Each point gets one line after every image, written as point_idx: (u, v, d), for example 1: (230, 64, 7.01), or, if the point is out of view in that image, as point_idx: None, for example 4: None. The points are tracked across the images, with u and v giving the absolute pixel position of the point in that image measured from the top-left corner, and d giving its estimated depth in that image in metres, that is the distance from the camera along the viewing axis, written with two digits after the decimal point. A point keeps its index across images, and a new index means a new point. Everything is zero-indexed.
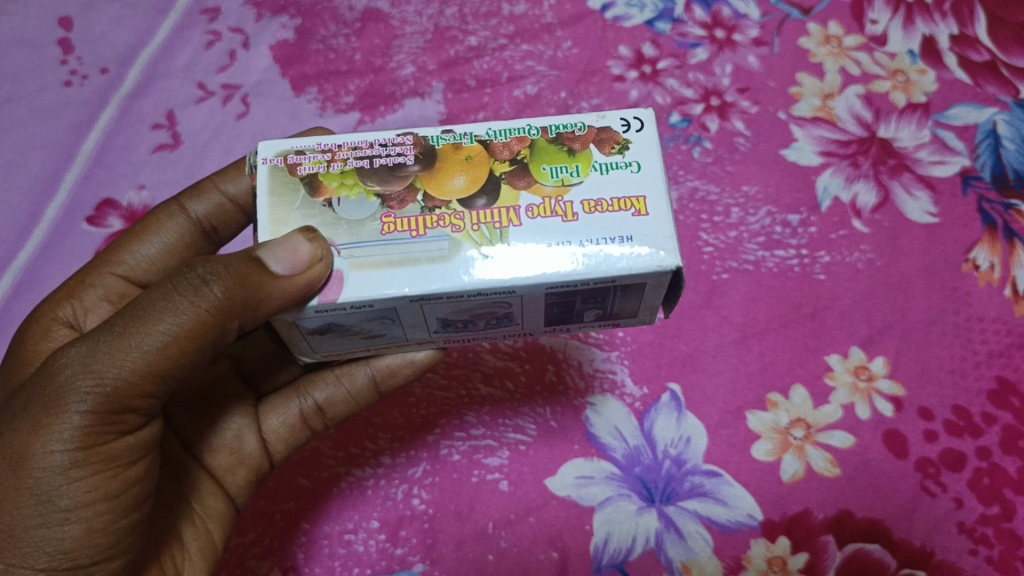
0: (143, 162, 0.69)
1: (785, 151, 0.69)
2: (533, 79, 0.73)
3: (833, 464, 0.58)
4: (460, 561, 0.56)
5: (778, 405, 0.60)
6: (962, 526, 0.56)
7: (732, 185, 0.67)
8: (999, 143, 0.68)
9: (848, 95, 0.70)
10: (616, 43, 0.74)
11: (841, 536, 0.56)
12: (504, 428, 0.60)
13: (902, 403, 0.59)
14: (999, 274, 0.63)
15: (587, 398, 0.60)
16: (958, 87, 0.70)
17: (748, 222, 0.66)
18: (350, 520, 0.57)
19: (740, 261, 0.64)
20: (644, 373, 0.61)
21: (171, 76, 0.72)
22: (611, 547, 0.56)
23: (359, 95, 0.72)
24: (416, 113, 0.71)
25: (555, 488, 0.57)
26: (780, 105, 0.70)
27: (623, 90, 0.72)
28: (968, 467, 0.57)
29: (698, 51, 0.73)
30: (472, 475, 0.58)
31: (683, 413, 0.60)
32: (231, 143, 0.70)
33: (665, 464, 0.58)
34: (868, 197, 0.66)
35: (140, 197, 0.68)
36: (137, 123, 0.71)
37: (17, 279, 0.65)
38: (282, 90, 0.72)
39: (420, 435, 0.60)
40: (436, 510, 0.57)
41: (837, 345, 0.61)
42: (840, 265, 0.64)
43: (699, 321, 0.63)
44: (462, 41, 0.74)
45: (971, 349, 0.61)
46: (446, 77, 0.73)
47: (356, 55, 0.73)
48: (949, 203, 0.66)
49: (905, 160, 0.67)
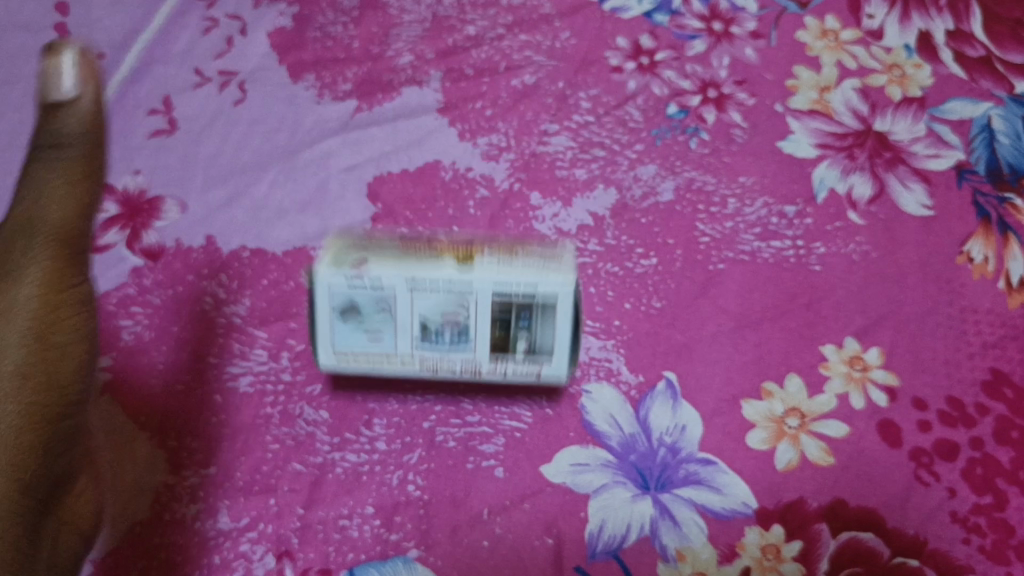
0: (139, 147, 0.69)
1: (781, 143, 0.69)
2: (531, 68, 0.72)
3: (828, 454, 0.58)
4: (455, 547, 0.56)
5: (773, 394, 0.60)
6: (955, 516, 0.56)
7: (729, 175, 0.68)
8: (993, 137, 0.68)
9: (845, 88, 0.71)
10: (614, 34, 0.74)
11: (834, 524, 0.56)
12: (500, 415, 0.59)
13: (896, 394, 0.60)
14: (992, 267, 0.64)
15: (582, 385, 0.60)
16: (953, 81, 0.71)
17: (744, 213, 0.66)
18: (345, 505, 0.57)
19: (736, 251, 0.64)
20: (640, 361, 0.61)
21: (168, 62, 0.72)
22: (605, 534, 0.56)
23: (356, 83, 0.71)
24: (414, 101, 0.71)
25: (550, 475, 0.57)
26: (777, 97, 0.71)
27: (620, 81, 0.72)
28: (961, 457, 0.58)
29: (696, 42, 0.73)
30: (468, 461, 0.58)
31: (678, 401, 0.60)
32: (229, 129, 0.70)
33: (660, 452, 0.58)
34: (863, 190, 0.66)
35: (136, 182, 0.67)
36: (134, 108, 0.70)
37: None
38: (280, 76, 0.72)
39: (415, 423, 0.59)
40: (430, 496, 0.57)
41: (832, 335, 0.62)
42: (835, 256, 0.64)
43: (695, 310, 0.63)
44: (461, 30, 0.74)
45: (965, 340, 0.61)
46: (443, 66, 0.72)
47: (354, 43, 0.73)
48: (944, 196, 0.66)
49: (900, 153, 0.68)
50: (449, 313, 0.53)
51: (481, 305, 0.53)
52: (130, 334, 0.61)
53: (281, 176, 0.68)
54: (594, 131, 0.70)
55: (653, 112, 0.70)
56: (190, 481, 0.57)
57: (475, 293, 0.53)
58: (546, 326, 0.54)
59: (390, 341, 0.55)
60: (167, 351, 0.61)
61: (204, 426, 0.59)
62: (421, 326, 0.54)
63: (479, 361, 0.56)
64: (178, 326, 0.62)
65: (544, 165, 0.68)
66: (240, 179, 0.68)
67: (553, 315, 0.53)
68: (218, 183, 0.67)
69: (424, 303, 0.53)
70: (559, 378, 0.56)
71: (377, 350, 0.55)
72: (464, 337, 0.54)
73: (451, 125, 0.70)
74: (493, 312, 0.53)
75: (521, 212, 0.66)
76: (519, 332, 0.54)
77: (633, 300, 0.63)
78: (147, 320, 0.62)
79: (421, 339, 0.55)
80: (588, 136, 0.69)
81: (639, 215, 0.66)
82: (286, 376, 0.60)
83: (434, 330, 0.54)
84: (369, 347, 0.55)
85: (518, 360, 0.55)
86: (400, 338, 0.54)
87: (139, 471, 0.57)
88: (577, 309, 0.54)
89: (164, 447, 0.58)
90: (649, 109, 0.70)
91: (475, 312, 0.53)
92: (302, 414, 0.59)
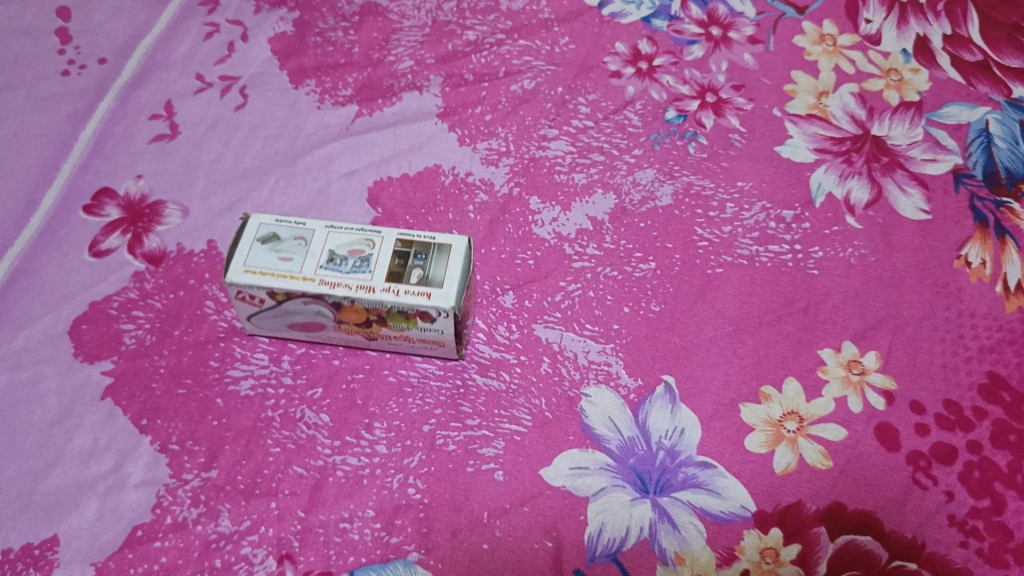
0: (141, 152, 0.69)
1: (779, 148, 0.69)
2: (530, 74, 0.73)
3: (826, 457, 0.58)
4: (455, 551, 0.56)
5: (772, 397, 0.60)
6: (953, 519, 0.56)
7: (727, 180, 0.68)
8: (991, 142, 0.69)
9: (842, 93, 0.72)
10: (613, 39, 0.75)
11: (832, 527, 0.56)
12: (500, 419, 0.59)
13: (893, 397, 0.60)
14: (990, 270, 0.64)
15: (581, 389, 0.60)
16: (951, 87, 0.72)
17: (743, 218, 0.66)
18: (346, 509, 0.57)
19: (734, 255, 0.65)
20: (639, 365, 0.61)
21: (169, 67, 0.73)
22: (604, 537, 0.56)
23: (357, 88, 0.72)
24: (414, 106, 0.71)
25: (550, 479, 0.58)
26: (774, 102, 0.71)
27: (619, 86, 0.72)
28: (959, 460, 0.58)
29: (694, 48, 0.74)
30: (468, 465, 0.58)
31: (677, 405, 0.60)
32: (230, 133, 0.70)
33: (659, 455, 0.58)
34: (861, 194, 0.67)
35: (137, 186, 0.68)
36: (136, 113, 0.71)
37: (13, 266, 0.64)
38: (281, 81, 0.72)
39: (415, 426, 0.59)
40: (430, 499, 0.57)
41: (830, 339, 0.62)
42: (833, 260, 0.65)
43: (693, 313, 0.63)
44: (460, 36, 0.75)
45: (962, 344, 0.62)
46: (443, 71, 0.73)
47: (354, 48, 0.74)
48: (941, 200, 0.67)
49: (897, 158, 0.68)
50: (354, 246, 0.56)
51: (385, 243, 0.57)
52: (132, 338, 0.62)
53: (282, 181, 0.68)
54: (593, 135, 0.70)
55: (652, 117, 0.71)
56: (191, 485, 0.57)
57: (382, 236, 0.57)
58: (439, 262, 0.55)
59: (294, 263, 0.55)
60: (169, 355, 0.61)
61: (205, 429, 0.59)
62: (328, 254, 0.56)
63: (373, 287, 0.55)
64: (179, 329, 0.62)
65: (543, 169, 0.68)
66: (241, 184, 0.68)
67: (448, 255, 0.56)
68: (220, 188, 0.68)
69: (339, 239, 0.57)
70: (446, 304, 0.53)
71: (281, 269, 0.55)
72: (365, 265, 0.56)
73: (451, 130, 0.70)
74: (393, 248, 0.56)
75: (520, 217, 0.67)
76: (414, 265, 0.55)
77: (632, 304, 0.63)
78: (149, 324, 0.62)
79: (326, 264, 0.56)
80: (587, 140, 0.70)
81: (638, 220, 0.66)
82: (288, 380, 0.61)
83: (338, 258, 0.56)
84: (282, 266, 0.55)
85: (410, 286, 0.54)
86: (308, 261, 0.56)
87: (141, 475, 0.57)
88: (470, 253, 0.56)
89: (166, 451, 0.58)
90: (648, 114, 0.71)
91: (378, 248, 0.56)
92: (303, 418, 0.59)
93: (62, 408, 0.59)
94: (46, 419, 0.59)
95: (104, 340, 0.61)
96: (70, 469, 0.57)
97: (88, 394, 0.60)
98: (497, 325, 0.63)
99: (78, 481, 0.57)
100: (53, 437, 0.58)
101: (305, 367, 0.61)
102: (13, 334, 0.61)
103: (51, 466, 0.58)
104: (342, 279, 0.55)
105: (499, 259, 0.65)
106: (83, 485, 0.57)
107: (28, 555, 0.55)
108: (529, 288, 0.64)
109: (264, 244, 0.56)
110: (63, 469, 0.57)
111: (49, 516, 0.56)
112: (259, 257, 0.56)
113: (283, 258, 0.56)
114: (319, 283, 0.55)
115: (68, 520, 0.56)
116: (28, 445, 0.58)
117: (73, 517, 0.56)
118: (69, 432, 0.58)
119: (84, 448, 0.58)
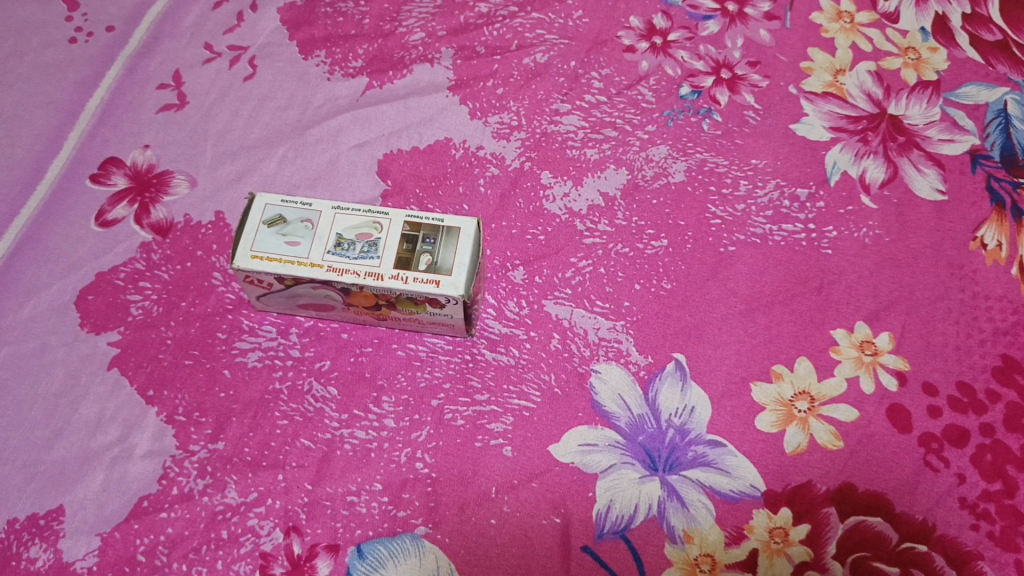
0: (148, 122, 0.68)
1: (794, 126, 0.68)
2: (543, 47, 0.72)
3: (837, 438, 0.58)
4: (462, 525, 0.55)
5: (782, 377, 0.60)
6: (964, 502, 0.56)
7: (741, 157, 0.67)
8: (1010, 122, 0.68)
9: (859, 71, 0.71)
10: (627, 13, 0.74)
11: (842, 508, 0.56)
12: (508, 394, 0.59)
13: (906, 378, 0.59)
14: (1006, 252, 0.64)
15: (591, 365, 0.60)
16: (969, 66, 0.71)
17: (756, 196, 0.65)
18: (353, 482, 0.56)
19: (747, 234, 0.64)
20: (649, 343, 0.61)
21: (178, 36, 0.72)
22: (613, 514, 0.56)
23: (367, 60, 0.71)
24: (426, 78, 0.71)
25: (558, 455, 0.57)
26: (791, 80, 0.70)
27: (633, 61, 0.71)
28: (971, 443, 0.58)
29: (709, 23, 0.73)
30: (476, 440, 0.57)
31: (687, 383, 0.59)
32: (239, 104, 0.69)
33: (669, 433, 0.58)
34: (877, 173, 0.66)
35: (145, 157, 0.67)
36: (143, 82, 0.70)
37: (19, 236, 0.63)
38: (291, 52, 0.71)
39: (424, 400, 0.59)
40: (438, 474, 0.57)
41: (842, 319, 0.61)
42: (847, 240, 0.64)
43: (705, 292, 0.62)
44: (473, 8, 0.73)
45: (977, 326, 0.61)
46: (455, 43, 0.72)
47: (365, 19, 0.73)
48: (958, 180, 0.66)
49: (914, 137, 0.67)
50: (362, 229, 0.56)
51: (392, 227, 0.56)
52: (139, 309, 0.61)
53: (292, 152, 0.67)
54: (606, 111, 0.69)
55: (666, 92, 0.70)
56: (198, 456, 0.57)
57: (390, 218, 0.56)
58: (448, 247, 0.55)
59: (302, 247, 0.55)
60: (176, 325, 0.61)
61: (212, 401, 0.59)
62: (335, 238, 0.55)
63: (381, 274, 0.54)
64: (187, 300, 0.62)
65: (555, 144, 0.68)
66: (249, 155, 0.67)
67: (456, 240, 0.55)
68: (228, 159, 0.67)
69: (346, 221, 0.56)
70: (455, 292, 0.53)
71: (288, 254, 0.55)
72: (372, 251, 0.55)
73: (463, 103, 0.69)
74: (402, 231, 0.55)
75: (531, 192, 0.66)
76: (422, 250, 0.55)
77: (643, 282, 0.63)
78: (156, 295, 0.62)
79: (333, 249, 0.55)
80: (599, 116, 0.69)
81: (650, 196, 0.65)
82: (296, 352, 0.60)
83: (345, 243, 0.55)
84: (289, 251, 0.55)
85: (419, 273, 0.54)
86: (316, 246, 0.55)
87: (146, 446, 0.57)
88: (479, 238, 0.55)
89: (172, 422, 0.58)
90: (661, 90, 0.70)
91: (386, 232, 0.55)
92: (311, 390, 0.59)
93: (68, 377, 0.59)
94: (52, 389, 0.58)
95: (111, 310, 0.61)
96: (76, 439, 0.57)
97: (94, 364, 0.59)
98: (508, 300, 0.62)
99: (84, 451, 0.57)
100: (59, 406, 0.58)
101: (313, 339, 0.61)
102: (20, 303, 0.61)
103: (57, 435, 0.57)
104: (350, 266, 0.54)
105: (510, 233, 0.64)
106: (89, 454, 0.57)
107: (34, 524, 0.55)
108: (539, 263, 0.63)
109: (271, 227, 0.56)
110: (68, 439, 0.57)
111: (55, 486, 0.56)
112: (266, 241, 0.55)
113: (290, 242, 0.55)
114: (327, 271, 0.54)
115: (74, 490, 0.56)
116: (34, 415, 0.58)
117: (79, 487, 0.56)
118: (75, 403, 0.58)
119: (90, 418, 0.58)
